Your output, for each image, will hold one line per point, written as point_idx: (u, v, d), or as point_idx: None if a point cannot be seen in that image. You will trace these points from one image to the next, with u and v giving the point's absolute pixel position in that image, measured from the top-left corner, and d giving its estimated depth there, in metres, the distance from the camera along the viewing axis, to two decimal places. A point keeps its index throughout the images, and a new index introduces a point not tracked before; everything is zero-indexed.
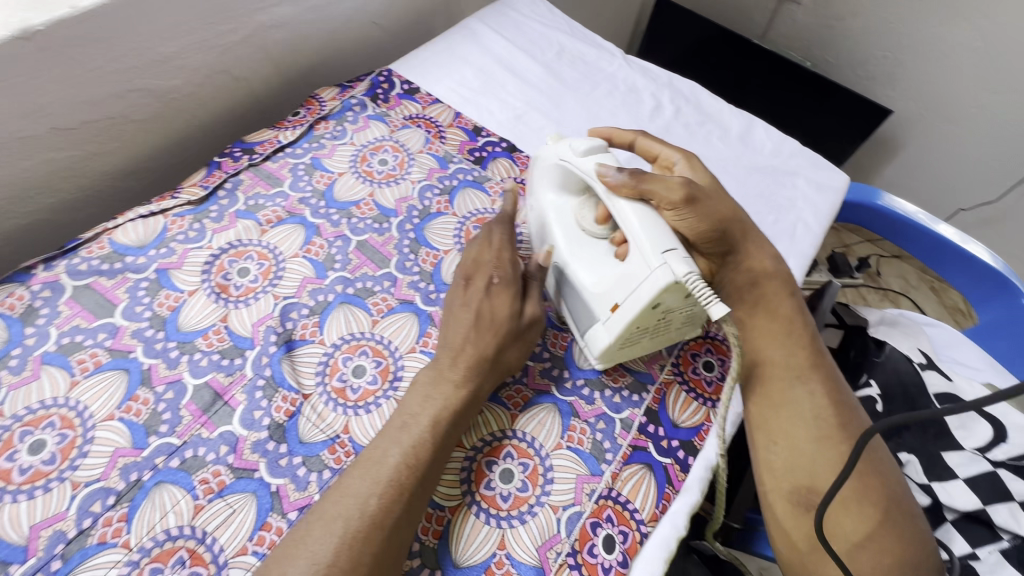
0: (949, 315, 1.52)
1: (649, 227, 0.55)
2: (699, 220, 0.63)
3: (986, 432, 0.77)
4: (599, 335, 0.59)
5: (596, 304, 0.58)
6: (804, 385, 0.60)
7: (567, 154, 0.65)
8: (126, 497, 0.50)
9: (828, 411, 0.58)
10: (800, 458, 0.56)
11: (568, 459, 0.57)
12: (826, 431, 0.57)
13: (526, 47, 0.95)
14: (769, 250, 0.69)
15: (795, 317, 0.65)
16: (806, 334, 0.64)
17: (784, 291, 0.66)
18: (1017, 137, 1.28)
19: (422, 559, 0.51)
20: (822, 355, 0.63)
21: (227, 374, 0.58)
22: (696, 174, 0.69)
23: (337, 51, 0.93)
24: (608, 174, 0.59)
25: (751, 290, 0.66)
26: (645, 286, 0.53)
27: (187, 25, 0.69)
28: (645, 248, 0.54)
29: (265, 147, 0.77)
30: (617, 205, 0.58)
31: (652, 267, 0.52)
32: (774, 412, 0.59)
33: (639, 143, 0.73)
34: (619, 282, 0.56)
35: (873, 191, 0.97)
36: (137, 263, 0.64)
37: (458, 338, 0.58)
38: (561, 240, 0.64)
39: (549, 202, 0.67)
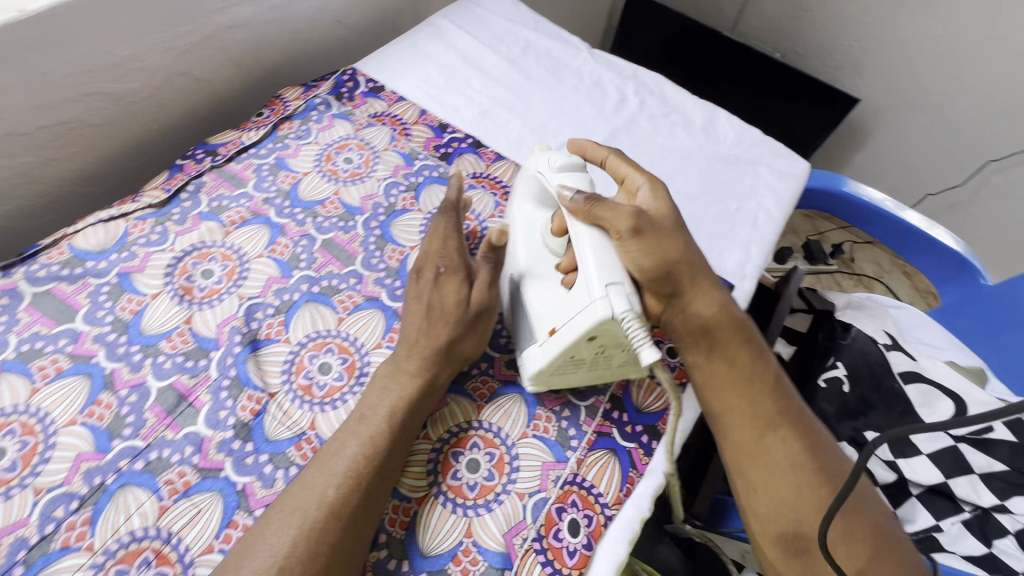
0: (920, 298, 1.56)
1: (598, 257, 0.54)
2: (651, 257, 0.57)
3: (949, 408, 0.79)
4: (535, 358, 0.58)
5: (539, 327, 0.58)
6: (776, 432, 0.57)
7: (543, 166, 0.64)
8: (89, 501, 0.50)
9: (803, 456, 0.56)
10: (782, 507, 0.55)
11: (534, 448, 0.58)
12: (804, 477, 0.55)
13: (491, 43, 0.96)
14: (720, 296, 0.61)
15: (758, 363, 0.60)
16: (772, 379, 0.60)
17: (739, 338, 0.61)
18: (978, 123, 1.31)
19: (389, 550, 0.52)
20: (790, 399, 0.60)
21: (191, 375, 0.58)
22: (658, 205, 0.61)
23: (302, 51, 0.92)
24: (567, 197, 0.58)
25: (705, 338, 0.60)
26: (583, 315, 0.52)
27: (142, 26, 0.69)
28: (590, 276, 0.53)
29: (229, 148, 0.76)
30: (575, 229, 0.57)
31: (593, 298, 0.52)
32: (749, 459, 0.57)
33: (610, 163, 0.66)
34: (562, 307, 0.56)
35: (838, 178, 0.97)
36: (98, 268, 0.63)
37: (412, 331, 0.59)
38: (521, 254, 0.63)
39: (523, 212, 0.66)
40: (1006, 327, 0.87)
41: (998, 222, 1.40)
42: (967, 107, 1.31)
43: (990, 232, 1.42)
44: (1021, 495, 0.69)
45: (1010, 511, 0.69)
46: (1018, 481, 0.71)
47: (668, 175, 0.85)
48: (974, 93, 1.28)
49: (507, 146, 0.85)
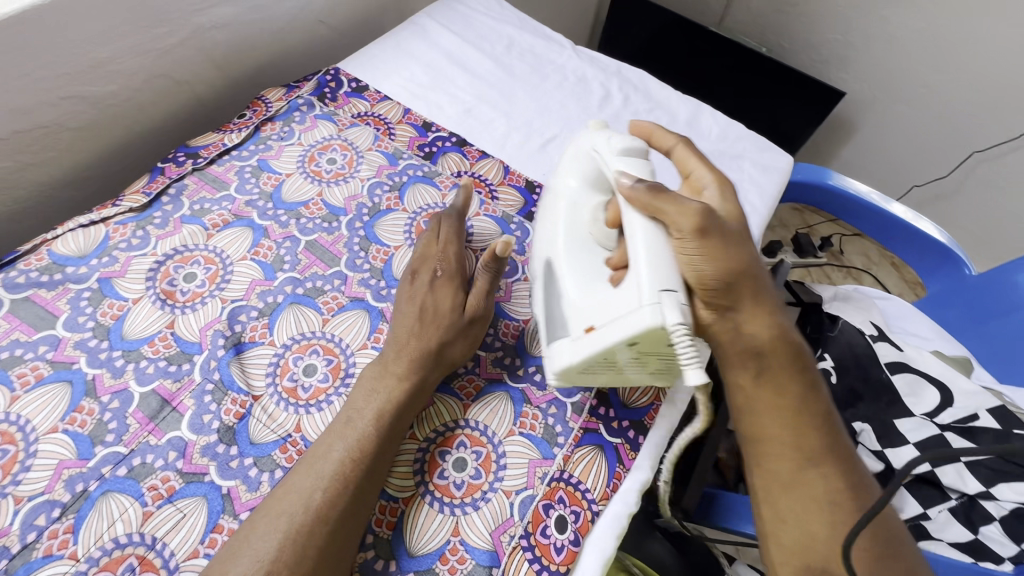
0: (909, 290, 1.58)
1: (650, 253, 0.49)
2: (712, 258, 0.50)
3: (934, 398, 0.79)
4: (563, 352, 0.54)
5: (574, 320, 0.54)
6: (818, 466, 0.52)
7: (603, 146, 0.61)
8: (71, 509, 0.50)
9: (845, 496, 0.51)
10: (809, 543, 0.50)
11: (521, 445, 0.58)
12: (840, 517, 0.50)
13: (475, 41, 0.95)
14: (779, 320, 0.55)
15: (812, 394, 0.55)
16: (824, 412, 0.55)
17: (794, 370, 0.55)
18: (961, 115, 1.32)
19: (375, 550, 0.52)
20: (841, 435, 0.55)
21: (174, 380, 0.58)
22: (725, 206, 0.58)
23: (284, 51, 0.92)
24: (626, 183, 0.54)
25: (757, 360, 0.55)
26: (628, 320, 0.47)
27: (118, 28, 0.68)
28: (641, 276, 0.48)
29: (210, 151, 0.76)
30: (629, 219, 0.52)
31: (642, 303, 0.46)
32: (781, 489, 0.53)
33: (678, 152, 0.64)
34: (603, 306, 0.51)
35: (823, 171, 0.98)
36: (78, 273, 0.63)
37: (403, 333, 0.59)
38: (562, 237, 0.61)
39: (568, 188, 0.64)
40: (991, 316, 0.88)
41: (983, 212, 1.41)
42: (951, 98, 1.32)
43: (975, 222, 1.44)
44: (1007, 483, 0.70)
45: (996, 498, 0.69)
46: (1003, 469, 0.71)
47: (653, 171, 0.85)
48: (958, 85, 1.29)
49: (492, 144, 0.85)
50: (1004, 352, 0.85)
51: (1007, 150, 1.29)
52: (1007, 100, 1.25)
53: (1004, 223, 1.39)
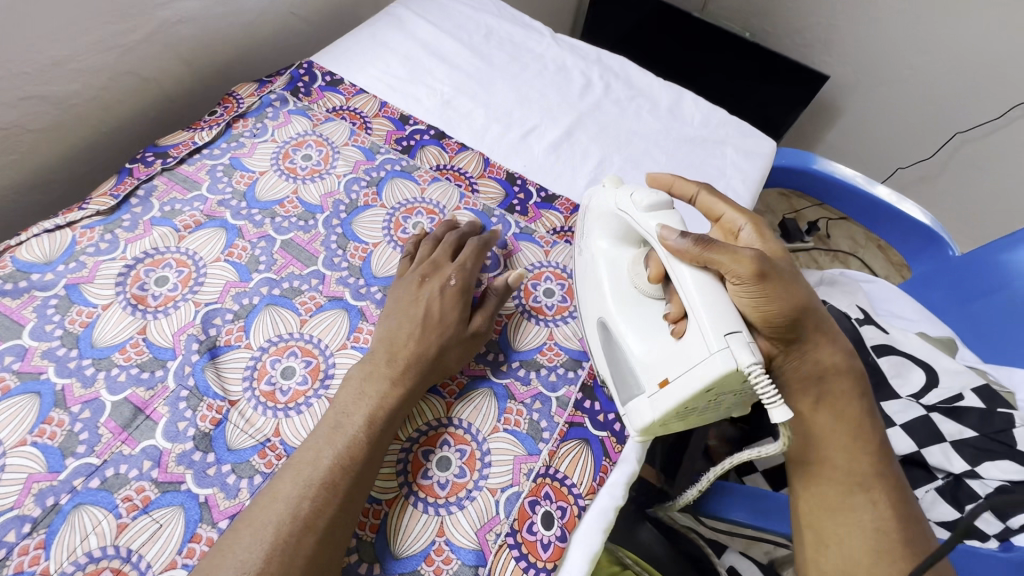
0: (895, 272, 1.59)
1: (709, 302, 0.49)
2: (770, 299, 0.51)
3: (920, 379, 0.80)
4: (642, 410, 0.54)
5: (645, 375, 0.54)
6: (866, 493, 0.57)
7: (628, 204, 0.60)
8: (42, 524, 0.48)
9: (891, 524, 0.56)
10: (855, 567, 0.55)
11: (506, 442, 0.58)
12: (887, 545, 0.55)
13: (452, 31, 0.93)
14: (842, 343, 0.59)
15: (866, 421, 0.59)
16: (876, 441, 0.59)
17: (853, 390, 0.59)
18: (944, 96, 1.32)
19: (359, 554, 0.51)
20: (892, 463, 0.59)
21: (147, 388, 0.56)
22: (765, 245, 0.58)
23: (256, 46, 0.90)
24: (670, 238, 0.53)
25: (816, 385, 0.58)
26: (700, 370, 0.47)
27: (78, 24, 0.65)
28: (704, 323, 0.48)
29: (180, 149, 0.73)
30: (676, 272, 0.52)
31: (710, 350, 0.47)
32: (829, 514, 0.57)
33: (702, 199, 0.63)
34: (673, 357, 0.51)
35: (807, 155, 0.97)
36: (44, 280, 0.61)
37: (402, 335, 0.58)
38: (608, 294, 0.60)
39: (601, 250, 0.64)
40: (977, 296, 0.88)
41: (968, 193, 1.41)
42: (934, 80, 1.32)
43: (960, 203, 1.44)
44: (992, 460, 0.70)
45: (981, 476, 0.69)
46: (987, 447, 0.71)
47: (635, 159, 0.84)
48: (940, 66, 1.29)
49: (471, 137, 0.83)
50: (992, 332, 0.86)
51: (990, 130, 1.29)
52: (990, 80, 1.24)
53: (988, 203, 1.39)
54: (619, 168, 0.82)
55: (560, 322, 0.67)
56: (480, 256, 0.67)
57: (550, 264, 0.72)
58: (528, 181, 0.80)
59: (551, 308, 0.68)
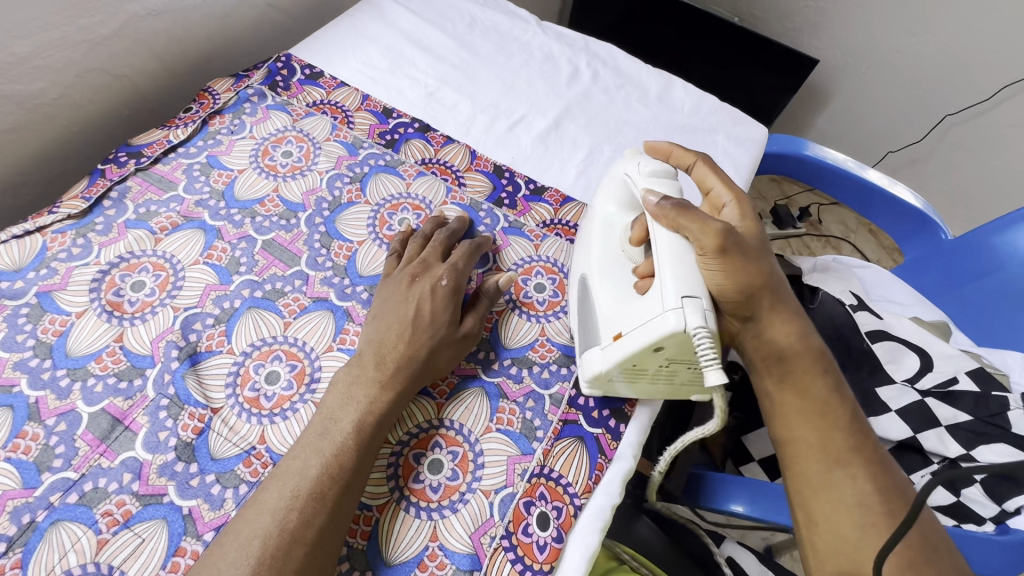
0: (887, 256, 1.58)
1: (672, 263, 0.49)
2: (727, 277, 0.50)
3: (914, 364, 0.78)
4: (594, 361, 0.53)
5: (604, 328, 0.54)
6: (846, 469, 0.53)
7: (633, 170, 0.59)
8: (18, 542, 0.46)
9: (875, 498, 0.51)
10: (842, 544, 0.51)
11: (499, 442, 0.56)
12: (872, 519, 0.50)
13: (435, 20, 0.91)
14: (800, 322, 0.57)
15: (833, 400, 0.56)
16: (846, 416, 0.56)
17: (816, 370, 0.57)
18: (934, 77, 1.31)
19: (350, 562, 0.49)
20: (867, 436, 0.55)
21: (126, 398, 0.54)
22: (743, 225, 0.57)
23: (231, 41, 0.87)
24: (652, 198, 0.53)
25: (777, 363, 0.57)
26: (651, 326, 0.47)
27: (39, 18, 0.62)
28: (664, 282, 0.48)
29: (154, 149, 0.71)
30: (650, 231, 0.52)
31: (664, 308, 0.46)
32: (813, 492, 0.53)
33: (698, 171, 0.62)
34: (631, 312, 0.50)
35: (799, 141, 0.96)
36: (14, 288, 0.58)
37: (390, 337, 0.56)
38: (595, 256, 0.59)
39: (603, 212, 0.62)
40: (969, 280, 0.88)
41: (958, 175, 1.40)
42: (923, 62, 1.30)
43: (950, 185, 1.43)
44: (988, 444, 0.69)
45: (976, 460, 0.69)
46: (984, 430, 0.71)
47: (625, 148, 0.82)
48: (930, 47, 1.28)
49: (457, 129, 0.81)
50: (984, 314, 0.86)
51: (980, 111, 1.29)
52: (980, 60, 1.23)
53: (978, 185, 1.38)
54: (608, 158, 0.80)
55: (552, 317, 0.66)
56: (472, 257, 0.64)
57: (540, 258, 0.70)
58: (516, 174, 0.78)
59: (542, 304, 0.67)
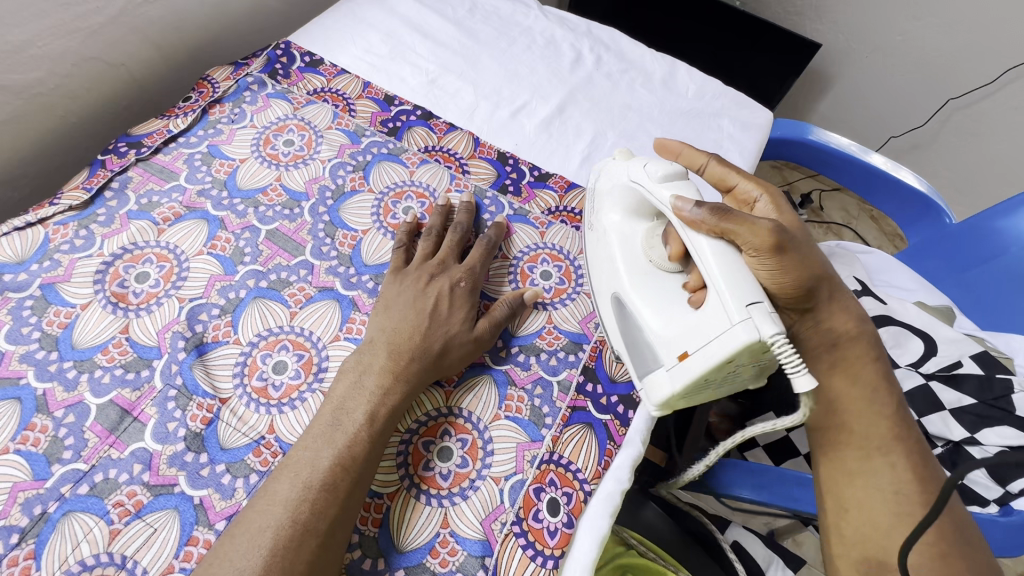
0: (889, 242, 1.58)
1: (731, 274, 0.47)
2: (787, 273, 0.50)
3: (919, 348, 0.78)
4: (660, 383, 0.50)
5: (662, 349, 0.51)
6: (885, 457, 0.53)
7: (640, 175, 0.59)
8: (30, 533, 0.46)
9: (912, 487, 0.51)
10: (874, 530, 0.51)
11: (508, 429, 0.56)
12: (908, 508, 0.50)
13: (435, 5, 0.89)
14: (854, 308, 0.56)
15: (882, 386, 0.55)
16: (893, 406, 0.55)
17: (868, 356, 0.56)
18: (939, 60, 1.29)
19: (362, 549, 0.50)
20: (913, 427, 0.54)
21: (133, 389, 0.54)
22: (780, 216, 0.57)
23: (230, 27, 0.86)
24: (683, 208, 0.52)
25: (831, 350, 0.56)
26: (722, 340, 0.45)
27: (36, 6, 0.61)
28: (726, 293, 0.46)
29: (155, 138, 0.70)
30: (693, 243, 0.51)
31: (733, 321, 0.45)
32: (848, 479, 0.54)
33: (712, 169, 0.61)
34: (691, 330, 0.48)
35: (803, 126, 0.95)
36: (17, 281, 0.58)
37: (406, 330, 0.56)
38: (623, 270, 0.58)
39: (613, 223, 0.62)
40: (973, 264, 0.87)
41: (961, 160, 1.39)
42: (927, 45, 1.29)
43: (952, 171, 1.42)
44: (992, 427, 0.69)
45: (980, 443, 0.69)
46: (987, 413, 0.71)
47: (629, 135, 0.81)
48: (934, 31, 1.26)
49: (459, 116, 0.80)
50: (987, 297, 0.86)
51: (984, 95, 1.27)
52: (984, 43, 1.21)
53: (980, 171, 1.37)
54: (614, 144, 0.80)
55: (559, 305, 0.66)
56: (488, 256, 0.65)
57: (545, 246, 0.70)
58: (521, 161, 0.77)
59: (550, 291, 0.66)
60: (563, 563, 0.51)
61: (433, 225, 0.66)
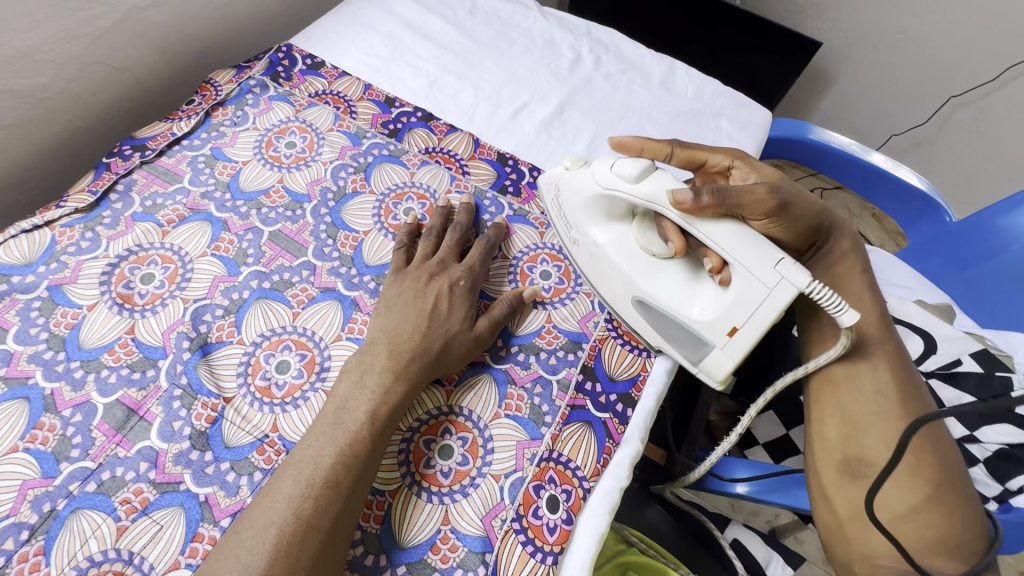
0: (891, 240, 1.58)
1: (748, 246, 0.51)
2: (790, 223, 0.58)
3: (917, 347, 0.78)
4: (718, 364, 0.55)
5: (706, 333, 0.55)
6: (867, 362, 0.56)
7: (612, 179, 0.57)
8: (40, 530, 0.47)
9: (893, 390, 0.55)
10: (856, 431, 0.54)
11: (508, 428, 0.57)
12: (886, 408, 0.54)
13: (436, 8, 0.90)
14: (850, 230, 0.64)
15: (866, 297, 0.60)
16: (877, 315, 0.59)
17: (856, 270, 0.62)
18: (940, 58, 1.29)
19: (364, 545, 0.50)
20: (894, 334, 0.58)
21: (139, 389, 0.55)
22: (760, 175, 0.61)
23: (232, 30, 0.87)
24: (686, 201, 0.52)
25: (825, 272, 0.63)
26: (767, 307, 0.50)
27: (40, 12, 0.62)
28: (753, 264, 0.50)
29: (158, 142, 0.71)
30: (704, 231, 0.52)
31: (770, 287, 0.49)
32: (833, 387, 0.57)
33: (680, 153, 0.63)
34: (731, 307, 0.52)
35: (803, 125, 0.95)
36: (25, 282, 0.59)
37: (406, 331, 0.56)
38: (631, 272, 0.59)
39: (597, 234, 0.61)
40: (973, 262, 0.87)
41: (963, 158, 1.39)
42: (928, 43, 1.29)
43: (955, 168, 1.42)
44: (991, 424, 0.68)
45: (978, 440, 0.68)
46: None
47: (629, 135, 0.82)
48: (935, 28, 1.26)
49: (460, 117, 0.80)
50: (986, 295, 0.86)
51: (986, 92, 1.26)
52: (985, 40, 1.21)
53: (983, 167, 1.36)
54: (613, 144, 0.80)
55: (559, 304, 0.66)
56: (488, 255, 0.65)
57: (545, 246, 0.70)
58: (521, 161, 0.78)
59: (549, 290, 0.67)
60: (561, 560, 0.52)
61: (432, 226, 0.67)
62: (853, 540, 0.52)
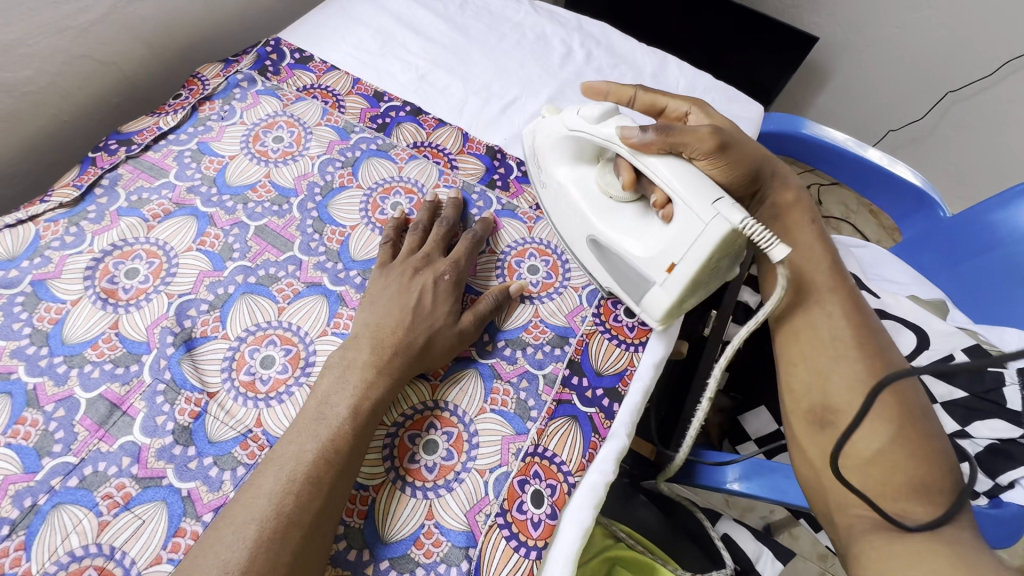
0: (888, 236, 1.58)
1: (690, 182, 0.54)
2: (731, 164, 0.60)
3: (909, 342, 0.78)
4: (657, 301, 0.57)
5: (648, 269, 0.57)
6: (822, 307, 0.59)
7: (578, 121, 0.62)
8: (21, 525, 0.47)
9: (847, 330, 0.57)
10: (818, 375, 0.56)
11: (494, 422, 0.57)
12: (843, 350, 0.56)
13: (426, 1, 0.89)
14: (794, 182, 0.67)
15: (818, 245, 0.63)
16: (828, 264, 0.62)
17: (805, 219, 0.65)
18: (937, 52, 1.28)
19: (347, 540, 0.50)
20: (846, 278, 0.61)
21: (122, 383, 0.55)
22: (713, 121, 0.64)
23: (222, 24, 0.86)
24: (632, 136, 0.57)
25: (775, 220, 0.66)
26: (701, 243, 0.52)
27: (23, 5, 0.62)
28: (692, 201, 0.53)
29: (145, 136, 0.71)
30: (649, 166, 0.56)
31: (706, 221, 0.51)
32: (794, 336, 0.59)
33: (641, 98, 0.67)
34: (670, 242, 0.54)
35: (797, 120, 0.94)
36: (8, 277, 0.59)
37: (389, 326, 0.56)
38: (588, 212, 0.62)
39: (562, 174, 0.66)
40: (967, 257, 0.86)
41: (958, 154, 1.38)
42: (924, 37, 1.28)
43: (952, 163, 1.41)
44: (982, 419, 0.67)
45: (970, 435, 0.67)
46: (978, 406, 0.69)
47: None
48: (930, 23, 1.25)
49: (448, 111, 0.80)
50: (980, 290, 0.85)
51: (983, 87, 1.26)
52: (981, 35, 1.20)
53: (980, 163, 1.36)
54: None
55: (546, 298, 0.66)
56: (475, 249, 0.65)
57: (534, 240, 0.70)
58: (509, 156, 0.77)
59: (536, 285, 0.67)
60: (545, 555, 0.51)
61: (420, 220, 0.66)
62: (830, 491, 0.53)
